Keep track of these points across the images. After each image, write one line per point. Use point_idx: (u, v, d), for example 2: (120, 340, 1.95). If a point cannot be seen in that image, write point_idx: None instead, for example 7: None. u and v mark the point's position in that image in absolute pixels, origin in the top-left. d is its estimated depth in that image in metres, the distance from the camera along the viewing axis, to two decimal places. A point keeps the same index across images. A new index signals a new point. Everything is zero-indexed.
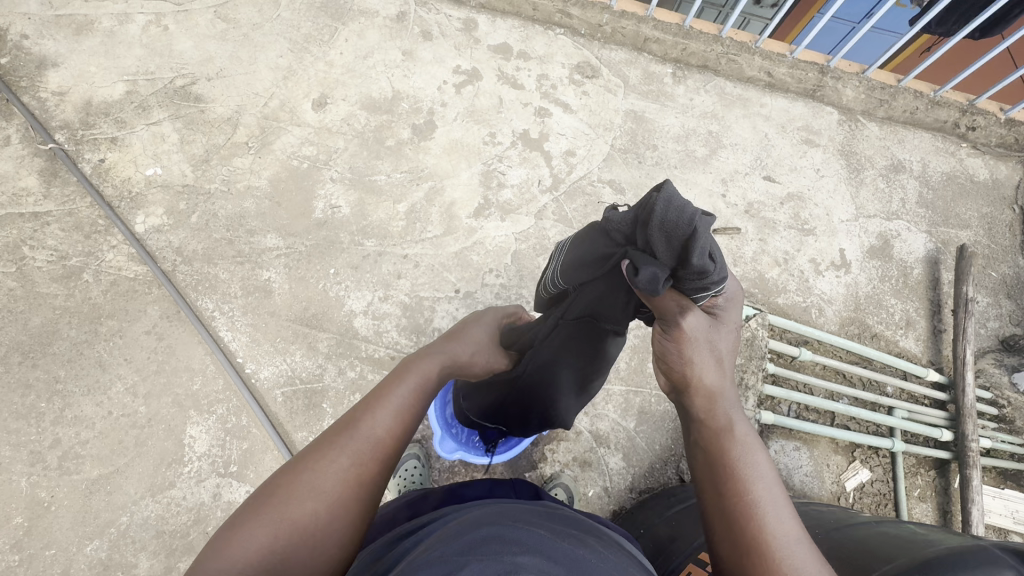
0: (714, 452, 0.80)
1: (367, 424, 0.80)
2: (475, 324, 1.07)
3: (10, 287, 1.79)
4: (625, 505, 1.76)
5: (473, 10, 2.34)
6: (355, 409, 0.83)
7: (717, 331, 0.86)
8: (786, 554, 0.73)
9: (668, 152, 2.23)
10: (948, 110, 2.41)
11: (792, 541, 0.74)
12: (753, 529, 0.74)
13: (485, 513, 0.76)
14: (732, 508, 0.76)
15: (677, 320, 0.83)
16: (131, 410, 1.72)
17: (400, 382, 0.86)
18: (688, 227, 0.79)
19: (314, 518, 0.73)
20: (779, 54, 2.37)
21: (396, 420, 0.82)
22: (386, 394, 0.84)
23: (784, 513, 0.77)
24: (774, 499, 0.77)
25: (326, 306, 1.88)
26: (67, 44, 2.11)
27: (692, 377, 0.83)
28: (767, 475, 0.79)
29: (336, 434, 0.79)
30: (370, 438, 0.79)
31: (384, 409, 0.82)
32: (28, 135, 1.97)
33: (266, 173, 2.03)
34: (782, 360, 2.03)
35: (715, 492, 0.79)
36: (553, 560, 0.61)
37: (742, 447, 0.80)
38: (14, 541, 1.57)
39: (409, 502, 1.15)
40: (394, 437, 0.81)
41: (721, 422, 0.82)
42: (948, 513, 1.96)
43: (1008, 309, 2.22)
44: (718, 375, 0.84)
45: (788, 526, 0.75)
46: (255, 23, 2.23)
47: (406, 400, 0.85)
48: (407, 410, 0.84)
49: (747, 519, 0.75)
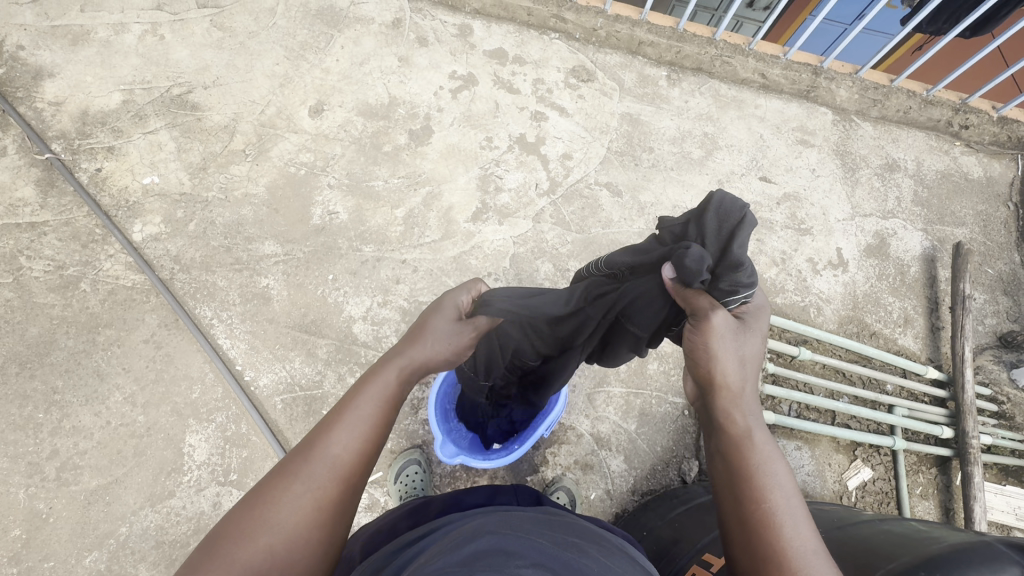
0: (730, 457, 0.79)
1: (329, 445, 0.78)
2: (435, 314, 1.03)
3: (7, 297, 1.78)
4: (628, 508, 1.75)
5: (468, 16, 2.36)
6: (313, 431, 0.80)
7: (740, 334, 0.89)
8: (805, 563, 0.70)
9: (664, 154, 2.24)
10: (941, 109, 2.43)
11: (811, 549, 0.72)
12: (772, 538, 0.72)
13: (487, 522, 0.75)
14: (748, 515, 0.74)
15: (705, 314, 0.87)
16: (130, 419, 1.71)
17: (356, 400, 0.83)
18: (739, 214, 0.91)
19: (270, 553, 0.70)
20: (773, 56, 2.38)
21: (358, 438, 0.80)
22: (343, 411, 0.82)
23: (802, 520, 0.74)
24: (793, 508, 0.74)
25: (325, 312, 1.88)
26: (63, 54, 2.12)
27: (715, 376, 0.84)
28: (787, 483, 0.76)
29: (293, 460, 0.76)
30: (329, 460, 0.77)
31: (346, 426, 0.80)
32: (24, 145, 1.97)
33: (264, 180, 2.03)
34: (781, 360, 2.04)
35: (731, 500, 0.77)
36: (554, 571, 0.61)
37: (756, 451, 0.78)
38: (12, 553, 1.55)
39: (410, 510, 1.15)
40: (356, 456, 0.79)
41: (734, 427, 0.81)
42: (950, 511, 1.96)
43: (1004, 306, 2.23)
44: (737, 376, 0.84)
45: (808, 536, 0.73)
46: (251, 31, 2.24)
47: (366, 415, 0.83)
48: (372, 427, 0.82)
49: (766, 528, 0.73)
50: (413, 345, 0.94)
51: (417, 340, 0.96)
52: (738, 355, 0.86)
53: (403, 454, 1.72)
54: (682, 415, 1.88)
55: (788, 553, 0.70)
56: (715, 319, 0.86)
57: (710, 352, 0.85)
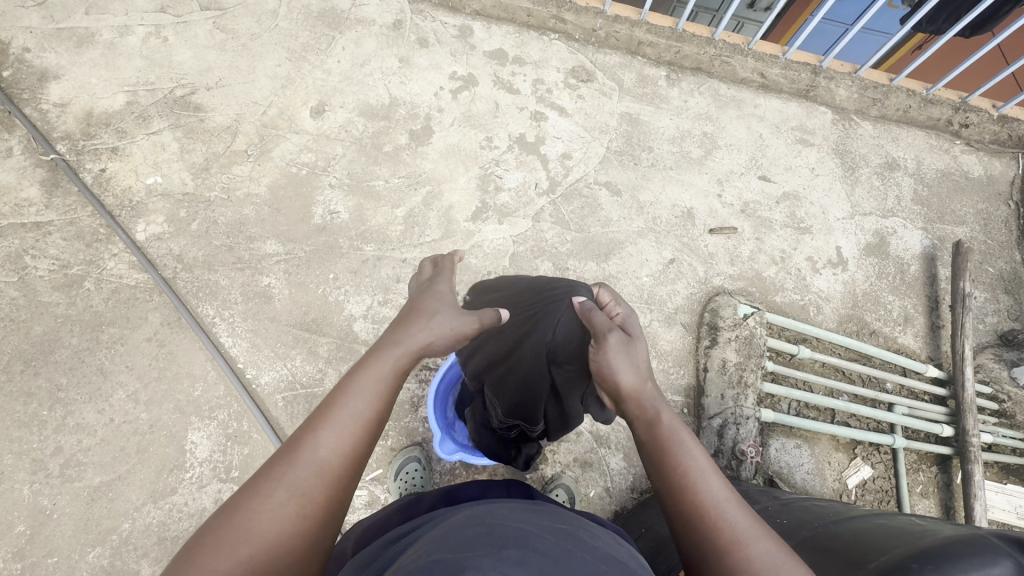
0: (652, 449, 0.95)
1: (317, 447, 0.80)
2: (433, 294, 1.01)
3: (12, 296, 1.81)
4: (627, 506, 1.76)
5: (468, 17, 2.37)
6: (297, 434, 0.81)
7: (634, 345, 1.01)
8: (724, 515, 0.85)
9: (663, 153, 2.25)
10: (941, 108, 2.43)
11: (730, 505, 0.87)
12: (689, 498, 0.88)
13: (474, 512, 0.78)
14: (672, 491, 0.90)
15: (600, 335, 1.01)
16: (133, 416, 1.73)
17: (344, 398, 0.85)
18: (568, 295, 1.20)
19: (247, 562, 0.70)
20: (772, 56, 2.39)
21: (343, 438, 0.81)
22: (331, 410, 0.84)
23: (717, 482, 0.90)
24: (702, 468, 0.90)
25: (326, 311, 1.89)
26: (68, 57, 2.14)
27: (617, 389, 0.99)
28: (693, 449, 0.93)
29: (276, 466, 0.78)
30: (315, 464, 0.79)
31: (331, 426, 0.82)
32: (30, 146, 1.99)
33: (266, 180, 2.05)
34: (780, 358, 2.04)
35: (658, 485, 0.93)
36: (537, 552, 0.63)
37: (670, 440, 0.94)
38: (17, 548, 1.57)
39: (402, 506, 1.16)
40: (343, 457, 0.81)
41: (644, 415, 0.98)
42: (951, 509, 1.95)
43: (1006, 304, 2.23)
44: (633, 385, 0.98)
45: (716, 490, 0.88)
46: (254, 33, 2.26)
47: (353, 412, 0.84)
48: (358, 428, 0.83)
49: (682, 493, 0.89)
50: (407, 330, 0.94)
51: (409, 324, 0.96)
52: (633, 371, 0.98)
53: (403, 451, 1.73)
54: (682, 413, 1.89)
55: (709, 511, 0.85)
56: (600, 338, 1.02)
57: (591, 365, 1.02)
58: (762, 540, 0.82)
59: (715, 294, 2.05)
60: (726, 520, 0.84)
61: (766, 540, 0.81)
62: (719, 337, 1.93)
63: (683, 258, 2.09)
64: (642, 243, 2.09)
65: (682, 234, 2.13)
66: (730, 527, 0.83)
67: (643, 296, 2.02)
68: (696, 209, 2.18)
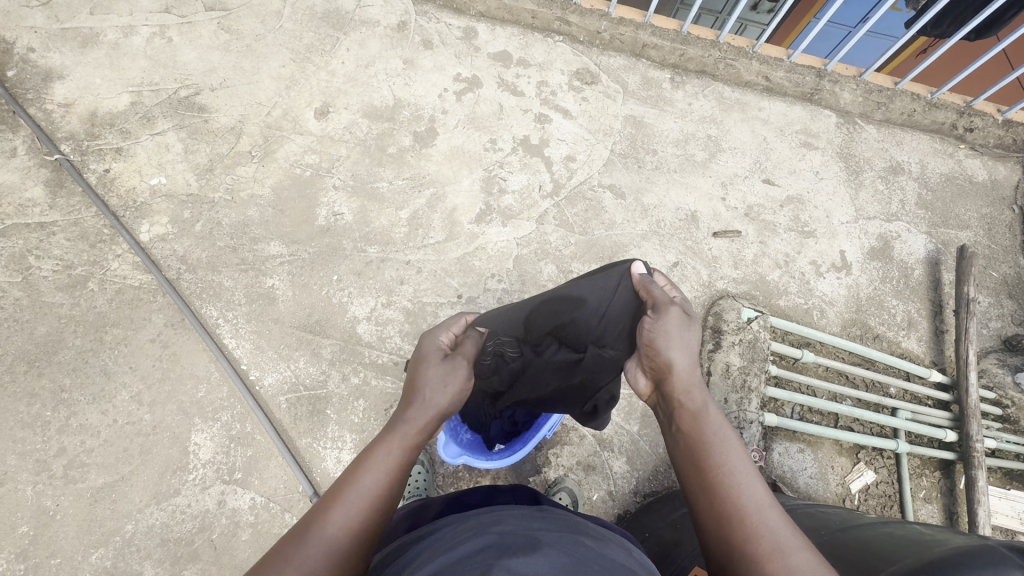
0: (697, 446, 0.96)
1: (327, 525, 0.82)
2: (428, 364, 1.09)
3: (15, 297, 1.81)
4: (630, 509, 1.76)
5: (473, 19, 2.37)
6: (312, 512, 0.84)
7: (691, 328, 1.10)
8: (765, 523, 0.85)
9: (667, 156, 2.25)
10: (946, 112, 2.42)
11: (770, 512, 0.87)
12: (733, 500, 0.88)
13: (484, 519, 0.78)
14: (713, 490, 0.90)
15: (664, 309, 1.12)
16: (136, 417, 1.73)
17: (357, 475, 0.89)
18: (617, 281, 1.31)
19: None
20: (776, 59, 2.39)
21: (357, 518, 0.84)
22: (342, 490, 0.87)
23: (760, 490, 0.90)
24: (746, 472, 0.92)
25: (330, 312, 1.89)
26: (73, 57, 2.14)
27: (669, 364, 1.06)
28: (739, 453, 0.94)
29: (287, 545, 0.79)
30: (325, 541, 0.80)
31: (344, 506, 0.85)
32: (34, 146, 1.99)
33: (270, 181, 2.05)
34: (784, 362, 2.04)
35: (698, 482, 0.93)
36: (546, 561, 0.62)
37: (716, 439, 0.96)
38: (19, 549, 1.57)
39: (412, 510, 1.20)
40: (354, 536, 0.83)
41: (692, 409, 1.01)
42: (954, 514, 1.95)
43: (1009, 309, 2.23)
44: (684, 367, 1.06)
45: (759, 495, 0.89)
46: (258, 34, 2.26)
47: (366, 490, 0.88)
48: (369, 507, 0.86)
49: (726, 494, 0.89)
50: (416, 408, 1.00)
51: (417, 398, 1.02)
52: (687, 353, 1.07)
53: None
54: None
55: (751, 516, 0.86)
56: (664, 310, 1.13)
57: (648, 335, 1.11)
58: (802, 551, 0.82)
59: (718, 298, 2.05)
60: (768, 527, 0.85)
61: (806, 551, 0.82)
62: (722, 341, 1.93)
63: (687, 261, 2.09)
64: (646, 246, 2.09)
65: (686, 237, 2.13)
66: (772, 535, 0.84)
67: None
68: (700, 212, 2.17)
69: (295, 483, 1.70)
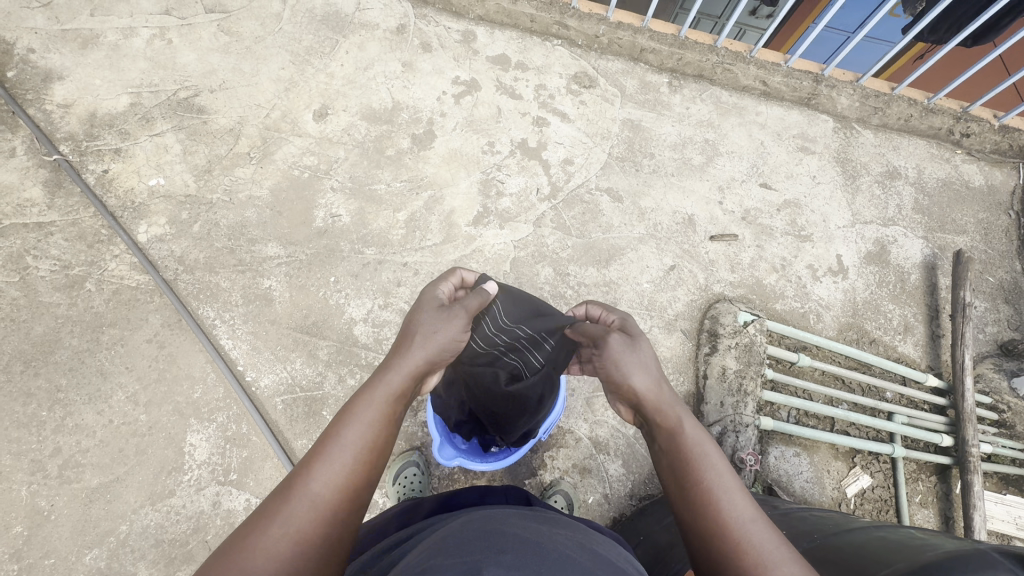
0: (679, 460, 0.98)
1: (314, 481, 0.83)
2: (422, 315, 1.07)
3: (13, 296, 1.81)
4: (625, 513, 1.76)
5: (472, 22, 2.38)
6: (297, 471, 0.85)
7: (637, 348, 1.12)
8: (749, 535, 0.86)
9: (665, 160, 2.25)
10: (942, 117, 2.43)
11: (754, 526, 0.88)
12: (714, 514, 0.90)
13: (474, 517, 0.78)
14: (696, 505, 0.92)
15: (605, 338, 1.14)
16: (132, 418, 1.73)
17: (344, 427, 0.89)
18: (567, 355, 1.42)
19: None
20: (774, 63, 2.40)
21: (339, 473, 0.85)
22: (328, 443, 0.88)
23: (743, 504, 0.92)
24: (727, 487, 0.93)
25: (327, 314, 1.89)
26: (73, 58, 2.15)
27: (633, 391, 1.07)
28: (722, 468, 0.96)
29: (276, 501, 0.81)
30: (311, 497, 0.82)
31: (328, 460, 0.85)
32: (33, 147, 2.00)
33: (268, 183, 2.05)
34: (780, 366, 2.05)
35: (681, 494, 0.95)
36: (533, 558, 0.63)
37: (693, 451, 0.98)
38: (13, 550, 1.56)
39: (403, 509, 1.21)
40: (341, 489, 0.84)
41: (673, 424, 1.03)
42: (950, 519, 1.95)
43: (1006, 314, 2.23)
44: (646, 386, 1.07)
45: (741, 509, 0.90)
46: (258, 36, 2.27)
47: (352, 443, 0.88)
48: (357, 459, 0.87)
49: (707, 507, 0.91)
50: (398, 359, 0.99)
51: (405, 346, 1.02)
52: (643, 372, 1.08)
53: (401, 456, 1.73)
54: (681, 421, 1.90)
55: (733, 530, 0.87)
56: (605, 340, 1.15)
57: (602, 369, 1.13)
58: (784, 564, 0.83)
59: (715, 301, 2.05)
60: (750, 539, 0.86)
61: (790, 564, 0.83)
62: (719, 344, 1.93)
63: (683, 264, 2.09)
64: (643, 249, 2.10)
65: (683, 241, 2.13)
66: (753, 547, 0.85)
67: (643, 303, 2.03)
68: (697, 216, 2.18)
69: None
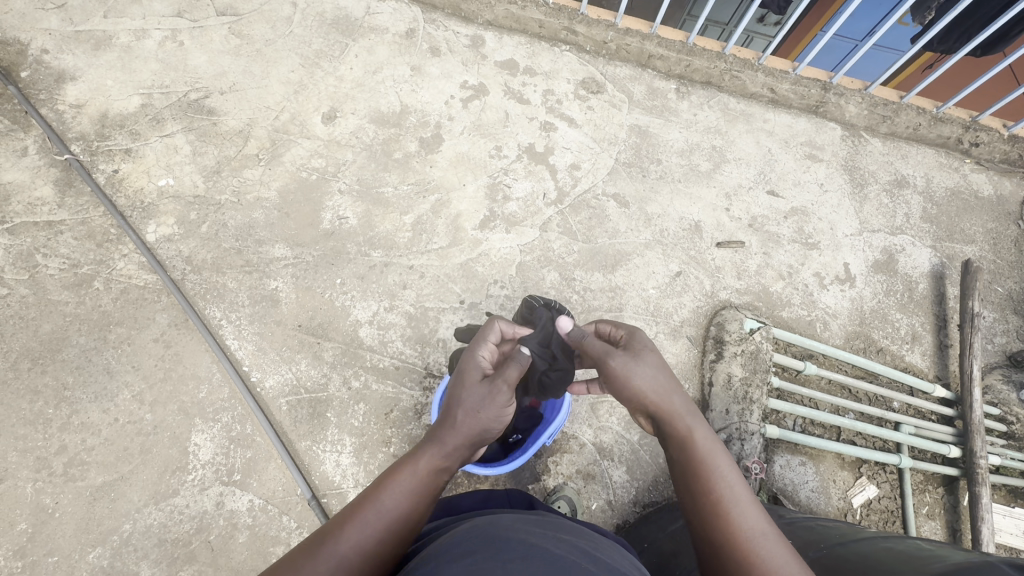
0: (692, 467, 1.02)
1: (340, 540, 0.86)
2: (466, 388, 1.09)
3: (22, 294, 1.82)
4: (629, 519, 1.74)
5: (481, 28, 2.39)
6: (332, 523, 0.89)
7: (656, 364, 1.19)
8: (761, 547, 0.90)
9: (672, 166, 2.25)
10: (951, 126, 2.43)
11: (766, 540, 0.91)
12: (729, 525, 0.93)
13: (476, 524, 0.77)
14: (710, 514, 0.96)
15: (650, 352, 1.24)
16: (137, 416, 1.73)
17: (380, 493, 0.94)
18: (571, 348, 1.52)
19: None
20: (782, 71, 2.40)
21: (369, 535, 0.88)
22: (365, 503, 0.93)
23: (756, 516, 0.95)
24: (739, 498, 0.97)
25: (332, 315, 1.90)
26: (86, 59, 2.17)
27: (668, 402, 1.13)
28: (733, 477, 1.00)
29: (310, 546, 0.86)
30: (335, 558, 0.84)
31: (358, 524, 0.89)
32: (45, 146, 2.02)
33: (276, 184, 2.06)
34: (786, 374, 2.04)
35: (694, 503, 0.99)
36: (538, 563, 0.63)
37: (706, 455, 1.03)
38: (17, 547, 1.57)
39: None
40: (361, 558, 0.85)
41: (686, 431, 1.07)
42: (958, 532, 1.93)
43: (1015, 325, 2.21)
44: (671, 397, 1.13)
45: (754, 522, 0.94)
46: (269, 39, 2.29)
47: (385, 512, 0.92)
48: (382, 527, 0.90)
49: (721, 516, 0.95)
50: (441, 437, 1.03)
51: (449, 422, 1.05)
52: (657, 372, 1.14)
53: None
54: None
55: (744, 542, 0.91)
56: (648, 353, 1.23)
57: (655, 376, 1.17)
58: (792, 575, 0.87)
59: (721, 308, 2.04)
60: (764, 553, 0.90)
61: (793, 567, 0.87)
62: (724, 351, 1.92)
63: (690, 270, 2.09)
64: (649, 255, 2.09)
65: (690, 247, 2.13)
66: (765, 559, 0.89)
67: (649, 309, 2.02)
68: (703, 222, 2.18)
69: (293, 485, 1.70)
